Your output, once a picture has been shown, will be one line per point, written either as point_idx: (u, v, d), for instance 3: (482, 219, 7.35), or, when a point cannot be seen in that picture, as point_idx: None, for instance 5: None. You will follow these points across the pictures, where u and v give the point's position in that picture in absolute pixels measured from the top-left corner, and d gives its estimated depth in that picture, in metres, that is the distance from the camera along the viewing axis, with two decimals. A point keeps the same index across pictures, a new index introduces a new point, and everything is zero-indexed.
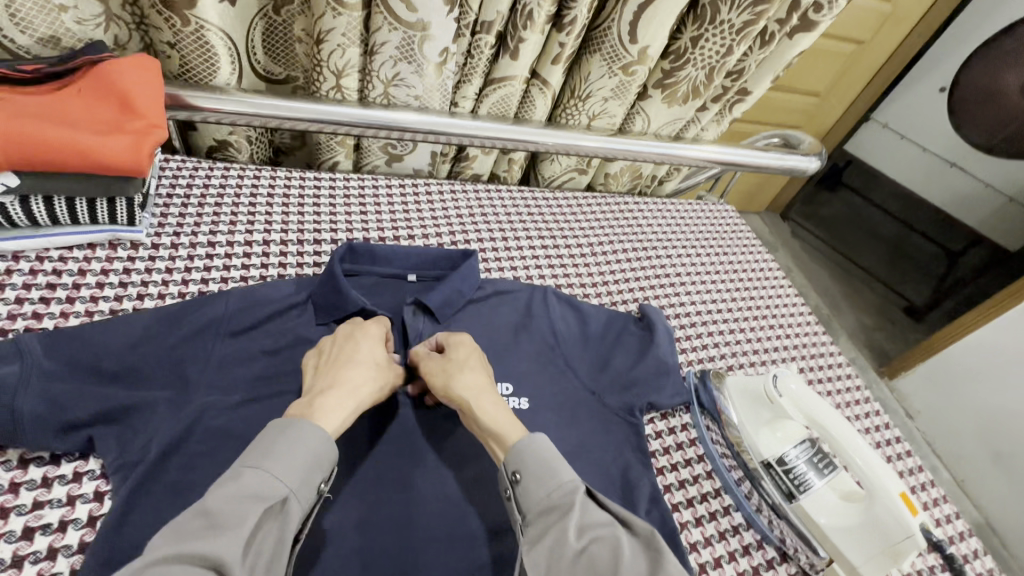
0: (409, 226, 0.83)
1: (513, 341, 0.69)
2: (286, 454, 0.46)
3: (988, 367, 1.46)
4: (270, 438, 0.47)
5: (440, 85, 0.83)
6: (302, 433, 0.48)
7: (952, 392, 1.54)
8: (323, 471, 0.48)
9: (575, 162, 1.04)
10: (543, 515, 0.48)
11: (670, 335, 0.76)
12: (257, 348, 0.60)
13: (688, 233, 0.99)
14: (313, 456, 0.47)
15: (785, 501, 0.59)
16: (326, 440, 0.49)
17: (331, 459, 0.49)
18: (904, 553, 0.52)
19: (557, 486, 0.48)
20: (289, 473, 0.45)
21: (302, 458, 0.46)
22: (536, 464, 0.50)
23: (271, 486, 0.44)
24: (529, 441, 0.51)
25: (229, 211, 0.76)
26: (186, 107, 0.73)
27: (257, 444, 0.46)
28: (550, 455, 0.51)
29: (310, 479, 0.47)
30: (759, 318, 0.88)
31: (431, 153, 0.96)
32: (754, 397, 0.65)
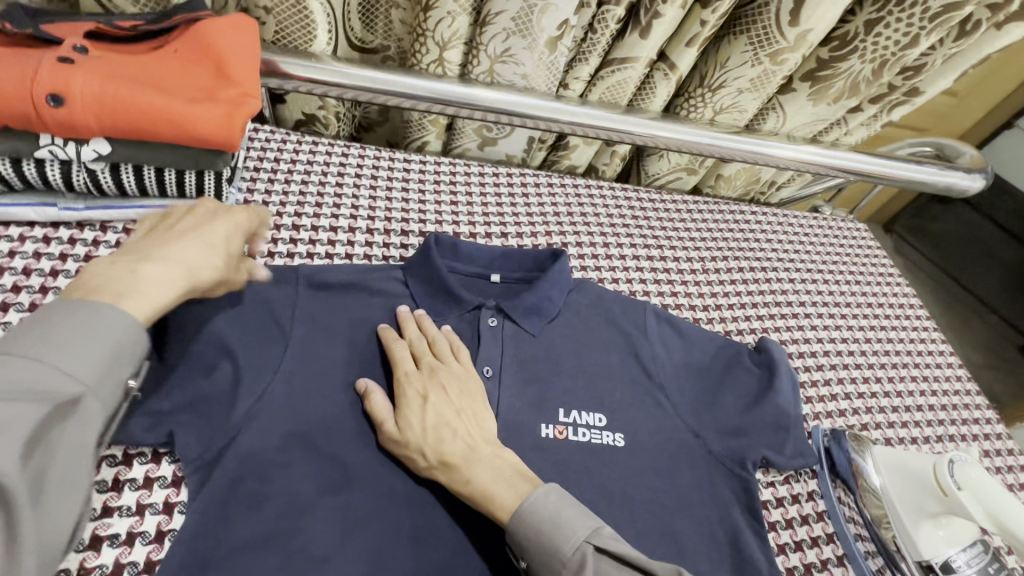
0: (501, 221, 0.75)
1: (609, 369, 0.61)
2: (79, 346, 0.37)
3: None
4: (43, 326, 0.36)
5: (552, 62, 0.73)
6: (94, 317, 0.38)
7: None
8: (132, 364, 0.40)
9: (685, 160, 0.91)
10: None
11: (793, 377, 0.64)
12: (337, 352, 0.55)
13: (813, 252, 0.85)
14: (114, 341, 0.38)
15: None
16: (134, 325, 0.39)
17: (141, 346, 0.40)
18: None
19: (563, 562, 0.43)
20: (81, 367, 0.36)
21: (99, 349, 0.37)
22: (541, 535, 0.44)
23: (55, 384, 0.35)
24: (527, 504, 0.46)
25: (314, 190, 0.70)
26: (282, 75, 0.68)
27: (28, 334, 0.36)
28: (556, 513, 0.45)
29: (113, 375, 0.38)
30: (897, 365, 0.74)
31: (527, 138, 0.87)
32: (914, 481, 0.52)
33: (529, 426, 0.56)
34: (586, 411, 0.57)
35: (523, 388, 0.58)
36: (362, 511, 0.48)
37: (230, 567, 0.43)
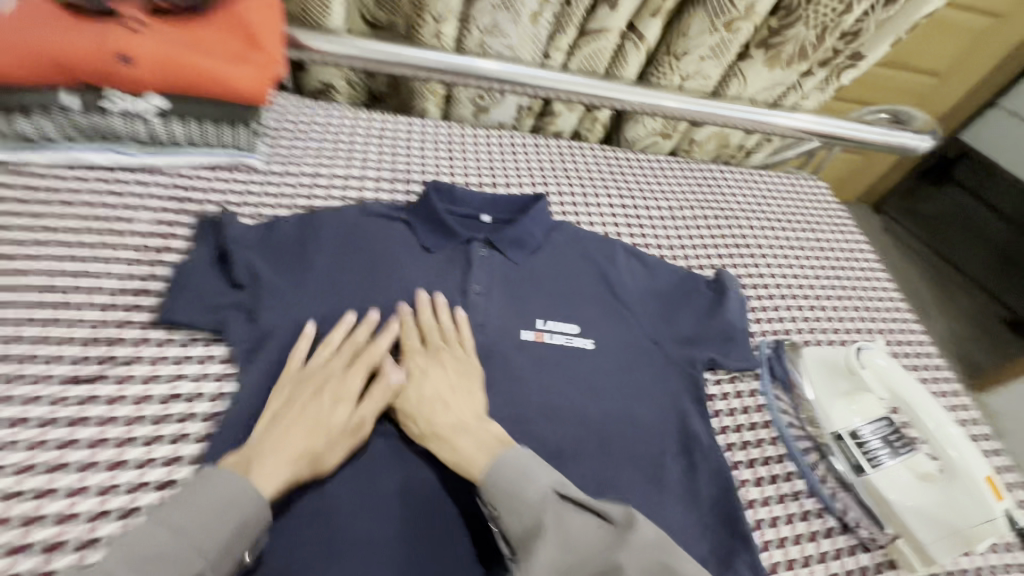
0: (492, 174, 0.86)
1: (581, 289, 0.71)
2: (212, 512, 0.45)
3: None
4: (211, 491, 0.46)
5: (535, 35, 0.84)
6: (238, 506, 0.46)
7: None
8: (245, 541, 0.46)
9: (659, 125, 1.01)
10: (527, 542, 0.46)
11: (743, 300, 0.74)
12: (351, 269, 0.66)
13: (772, 206, 0.95)
14: (235, 525, 0.45)
15: (853, 474, 0.59)
16: (255, 514, 0.46)
17: (255, 529, 0.46)
18: (980, 538, 0.51)
19: (527, 505, 0.48)
20: (210, 546, 0.44)
21: (226, 529, 0.45)
22: (509, 484, 0.50)
23: (187, 557, 0.43)
24: (496, 461, 0.51)
25: (329, 146, 0.81)
26: (300, 48, 0.79)
27: (206, 500, 0.45)
28: (523, 468, 0.51)
29: (228, 551, 0.45)
30: (842, 297, 0.84)
31: (517, 107, 0.98)
32: (833, 369, 0.64)
33: (510, 331, 0.66)
34: (561, 322, 0.68)
35: (505, 302, 0.68)
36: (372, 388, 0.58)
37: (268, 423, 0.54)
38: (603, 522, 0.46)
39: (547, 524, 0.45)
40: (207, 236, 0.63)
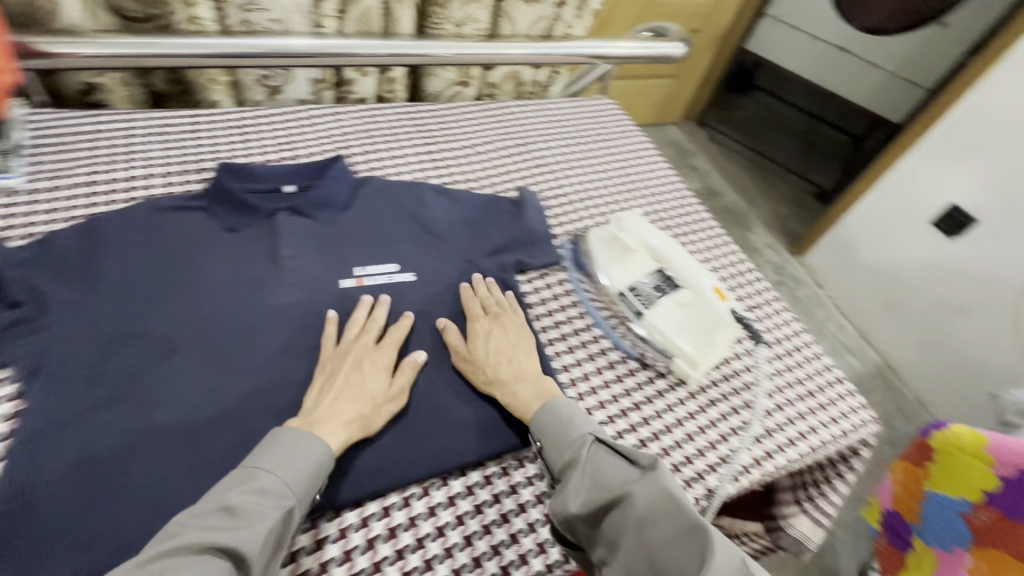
0: (292, 147, 0.87)
1: (394, 231, 0.77)
2: (293, 457, 0.51)
3: (856, 237, 2.00)
4: (281, 444, 0.52)
5: (298, 4, 0.85)
6: (309, 446, 0.52)
7: (847, 261, 2.06)
8: (322, 478, 0.53)
9: (454, 75, 1.09)
10: (565, 472, 0.55)
11: (541, 208, 0.85)
12: (149, 262, 0.65)
13: (565, 128, 1.08)
14: (314, 463, 0.52)
15: (637, 318, 0.70)
16: (325, 453, 0.53)
17: (328, 467, 0.53)
18: (720, 331, 0.68)
19: (569, 443, 0.56)
20: (296, 479, 0.50)
21: (308, 465, 0.51)
22: (552, 427, 0.58)
23: (283, 489, 0.49)
24: (547, 409, 0.59)
25: (104, 151, 0.77)
26: (38, 55, 0.72)
27: (275, 452, 0.51)
28: (569, 414, 0.59)
29: (310, 486, 0.51)
30: (631, 189, 0.98)
31: (309, 81, 0.99)
32: (608, 238, 0.76)
33: (329, 282, 0.70)
34: (379, 264, 0.73)
35: (322, 259, 0.72)
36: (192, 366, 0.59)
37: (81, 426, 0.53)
38: (638, 464, 0.53)
39: (585, 460, 0.54)
40: None
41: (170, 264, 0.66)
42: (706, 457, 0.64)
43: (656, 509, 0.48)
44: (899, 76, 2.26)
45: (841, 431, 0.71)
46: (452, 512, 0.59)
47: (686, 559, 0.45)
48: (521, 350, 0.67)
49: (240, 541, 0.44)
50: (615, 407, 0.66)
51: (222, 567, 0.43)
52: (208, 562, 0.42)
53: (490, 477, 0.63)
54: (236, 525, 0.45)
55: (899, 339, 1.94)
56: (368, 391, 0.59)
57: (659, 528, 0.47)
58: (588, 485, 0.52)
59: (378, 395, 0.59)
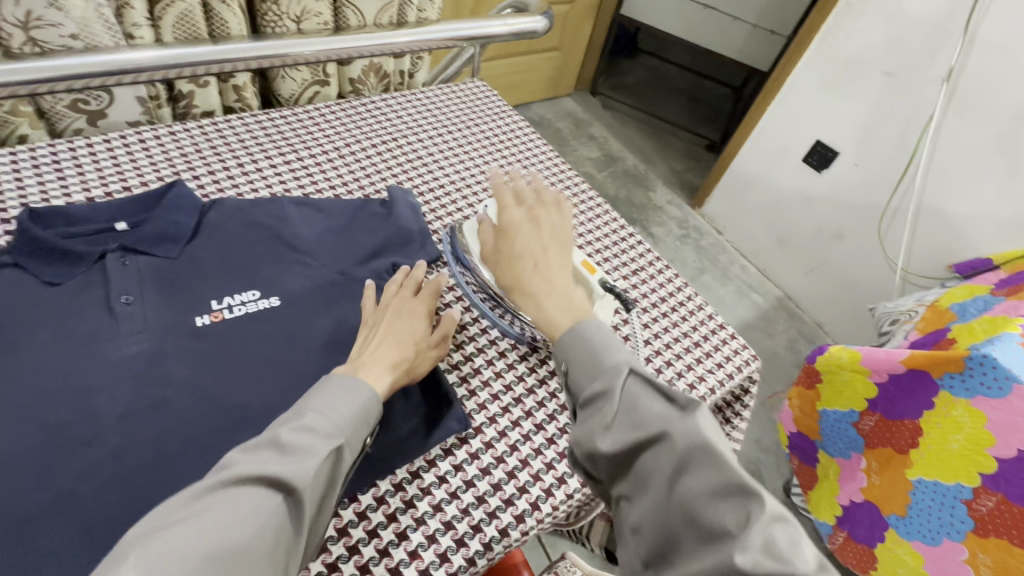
0: (122, 178, 0.77)
1: (252, 254, 0.71)
2: (345, 400, 0.53)
3: (743, 182, 2.13)
4: (335, 385, 0.54)
5: (95, 14, 0.75)
6: (358, 389, 0.54)
7: (741, 205, 2.18)
8: (367, 425, 0.54)
9: (308, 74, 1.02)
10: (589, 403, 0.48)
11: (415, 206, 0.82)
12: None
13: (436, 116, 1.04)
14: (362, 405, 0.53)
15: (518, 305, 0.71)
16: (371, 397, 0.55)
17: (377, 410, 0.55)
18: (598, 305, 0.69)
19: (601, 370, 0.48)
20: (345, 423, 0.51)
21: (357, 405, 0.53)
22: (585, 347, 0.50)
23: (335, 431, 0.50)
24: (576, 331, 0.52)
25: None
26: None
27: (332, 395, 0.53)
28: (603, 340, 0.51)
29: (359, 430, 0.52)
30: (509, 171, 0.98)
31: (137, 99, 0.88)
32: (476, 229, 0.74)
33: (181, 322, 0.63)
34: (239, 292, 0.67)
35: (169, 298, 0.65)
36: (19, 448, 0.52)
37: None
38: (676, 404, 0.45)
39: (617, 388, 0.46)
40: None
41: None
42: None
43: (703, 457, 0.41)
44: (760, 27, 2.43)
45: (724, 377, 0.75)
46: (363, 527, 0.56)
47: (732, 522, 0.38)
48: (553, 252, 0.59)
49: (297, 474, 0.44)
50: (508, 398, 0.70)
51: (274, 503, 0.43)
52: (258, 498, 0.42)
53: (400, 484, 0.60)
54: (286, 460, 0.45)
55: (792, 270, 2.10)
56: (408, 334, 0.64)
57: (706, 479, 0.40)
58: (628, 418, 0.45)
59: (415, 338, 0.64)
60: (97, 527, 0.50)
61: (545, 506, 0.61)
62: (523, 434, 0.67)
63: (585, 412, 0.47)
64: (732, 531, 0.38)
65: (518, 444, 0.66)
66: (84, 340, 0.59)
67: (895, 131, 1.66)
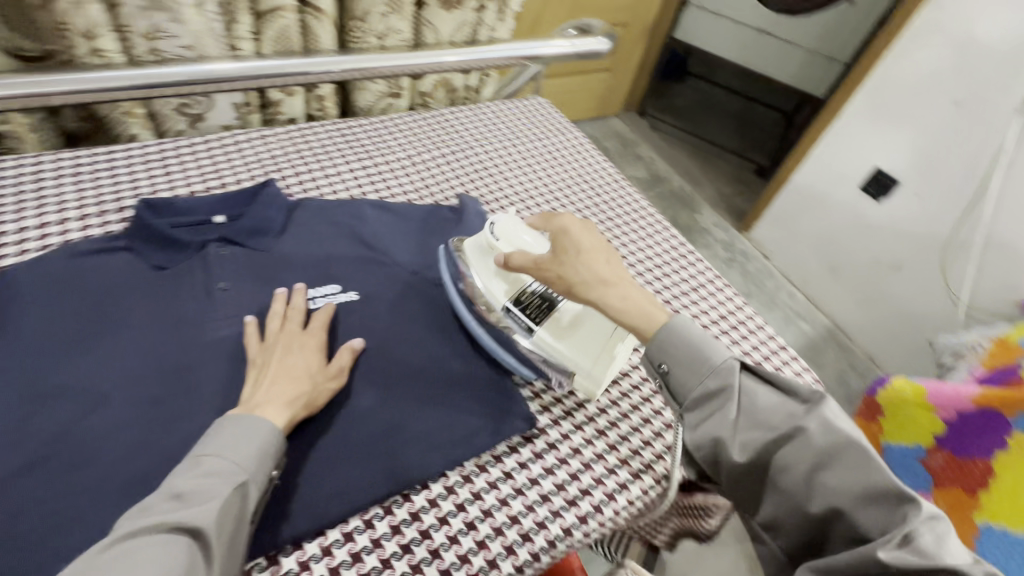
0: (219, 176, 0.84)
1: (334, 251, 0.76)
2: (240, 441, 0.52)
3: (795, 207, 2.09)
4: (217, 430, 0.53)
5: (208, 28, 0.82)
6: (245, 429, 0.53)
7: (791, 230, 2.14)
8: (273, 460, 0.54)
9: (384, 87, 1.08)
10: (701, 402, 0.58)
11: (483, 215, 0.85)
12: (72, 313, 0.62)
13: (502, 130, 1.08)
14: (259, 444, 0.53)
15: (525, 334, 0.67)
16: (274, 433, 0.54)
17: (280, 446, 0.54)
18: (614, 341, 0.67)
19: (713, 368, 0.58)
20: (244, 461, 0.51)
21: (252, 445, 0.52)
22: (687, 347, 0.59)
23: (232, 471, 0.50)
24: (673, 328, 0.60)
25: (13, 199, 0.73)
26: None
27: (220, 438, 0.52)
28: (696, 337, 0.59)
29: (262, 466, 0.52)
30: (572, 184, 1.01)
31: (233, 105, 0.96)
32: (483, 249, 0.72)
33: (271, 310, 0.68)
34: (322, 286, 0.72)
35: (260, 286, 0.70)
36: (131, 414, 0.57)
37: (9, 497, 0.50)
38: (796, 401, 0.55)
39: (736, 390, 0.56)
40: None
41: (97, 311, 0.63)
42: (660, 438, 0.72)
43: (838, 452, 0.50)
44: (818, 53, 2.40)
45: None
46: (434, 513, 0.59)
47: (873, 505, 0.47)
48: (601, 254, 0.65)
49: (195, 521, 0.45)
50: (572, 401, 0.73)
51: (184, 547, 0.44)
52: (165, 542, 0.44)
53: (469, 476, 0.63)
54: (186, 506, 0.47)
55: (843, 300, 2.04)
56: (300, 370, 0.61)
57: (841, 471, 0.49)
58: (758, 421, 0.55)
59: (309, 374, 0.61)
60: None
61: (608, 510, 0.64)
62: (586, 438, 0.70)
63: (711, 413, 0.57)
64: (881, 523, 0.47)
65: (580, 448, 0.68)
66: (186, 320, 0.65)
67: (961, 162, 1.62)
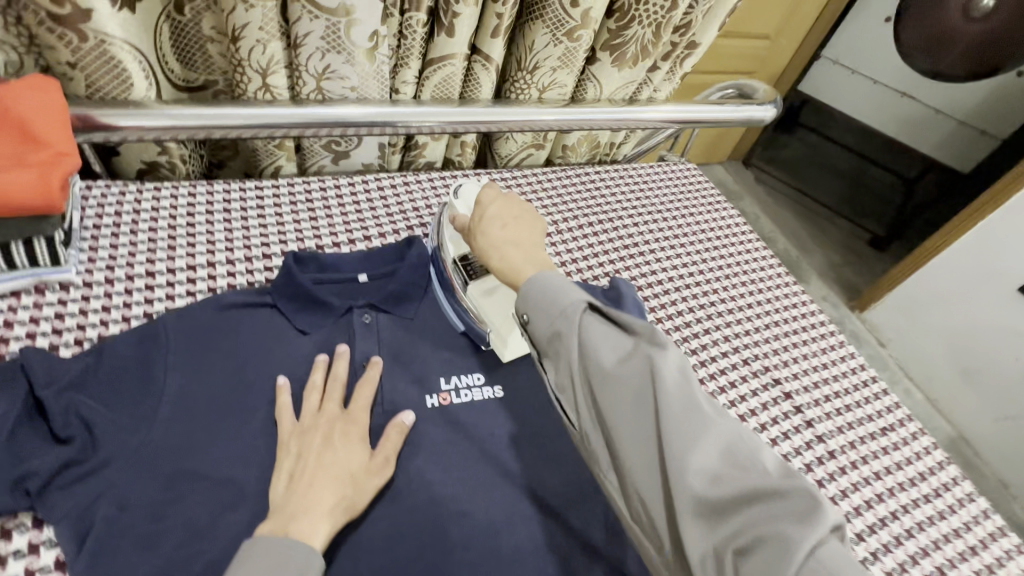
0: (364, 227, 0.79)
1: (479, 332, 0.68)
2: (274, 569, 0.43)
3: (928, 294, 1.84)
4: (241, 557, 0.43)
5: (377, 71, 0.78)
6: (278, 550, 0.44)
7: (919, 319, 1.89)
8: None
9: (529, 138, 1.01)
10: (553, 342, 0.49)
11: (640, 306, 0.76)
12: (214, 381, 0.57)
13: (650, 199, 1.00)
14: (300, 568, 0.43)
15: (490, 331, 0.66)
16: (311, 551, 0.45)
17: (319, 566, 0.45)
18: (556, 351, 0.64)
19: (560, 310, 0.49)
20: None
21: (290, 574, 0.43)
22: (544, 294, 0.50)
23: None
24: (537, 281, 0.52)
25: (165, 234, 0.70)
26: (100, 128, 0.66)
27: (241, 570, 0.42)
28: (558, 284, 0.51)
29: None
30: (727, 275, 0.92)
31: (378, 146, 0.91)
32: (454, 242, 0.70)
33: (414, 400, 0.61)
34: (467, 374, 0.64)
35: (404, 368, 0.63)
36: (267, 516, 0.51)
37: None
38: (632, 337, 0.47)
39: (574, 329, 0.47)
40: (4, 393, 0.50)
41: (240, 381, 0.58)
42: None
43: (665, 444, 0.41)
44: (970, 125, 2.15)
45: None
46: None
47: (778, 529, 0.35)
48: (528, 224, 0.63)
49: None
50: None
51: None
52: None
53: None
54: None
55: (976, 410, 1.78)
56: (348, 469, 0.52)
57: (724, 482, 0.38)
58: (638, 404, 0.43)
59: None
60: None
61: None
62: None
63: (572, 387, 0.47)
64: (779, 512, 0.36)
65: None
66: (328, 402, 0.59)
67: None
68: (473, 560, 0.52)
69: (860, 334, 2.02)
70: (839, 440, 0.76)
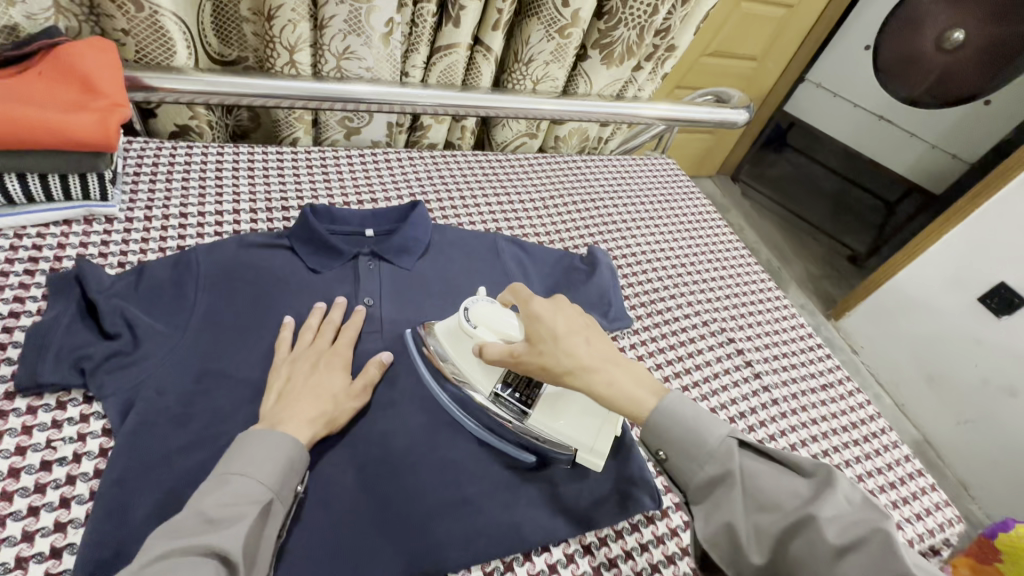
0: (371, 191, 0.88)
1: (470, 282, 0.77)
2: (264, 458, 0.50)
3: (895, 301, 1.95)
4: (235, 447, 0.51)
5: (390, 54, 0.88)
6: (268, 443, 0.51)
7: (888, 326, 1.99)
8: (299, 475, 0.52)
9: (523, 127, 1.11)
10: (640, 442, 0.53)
11: (614, 270, 0.85)
12: (236, 302, 0.65)
13: (630, 185, 1.10)
14: (287, 460, 0.51)
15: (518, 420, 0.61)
16: (296, 447, 0.52)
17: (303, 462, 0.53)
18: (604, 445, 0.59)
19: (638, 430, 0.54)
20: (269, 477, 0.50)
21: (279, 461, 0.51)
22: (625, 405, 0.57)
23: (257, 490, 0.48)
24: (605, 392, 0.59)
25: (196, 184, 0.80)
26: (145, 88, 0.76)
27: (236, 457, 0.50)
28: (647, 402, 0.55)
29: (288, 482, 0.51)
30: (695, 253, 1.01)
31: (387, 124, 1.01)
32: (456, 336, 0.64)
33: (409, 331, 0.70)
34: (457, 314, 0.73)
35: (402, 306, 0.72)
36: None
37: (166, 468, 0.53)
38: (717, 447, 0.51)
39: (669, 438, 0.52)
40: (63, 295, 0.60)
41: (260, 304, 0.67)
42: None
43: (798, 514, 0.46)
44: (940, 148, 2.20)
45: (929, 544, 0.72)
46: None
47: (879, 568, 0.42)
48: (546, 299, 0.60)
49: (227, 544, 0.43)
50: None
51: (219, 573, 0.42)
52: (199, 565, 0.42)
53: (589, 548, 0.61)
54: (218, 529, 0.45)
55: (938, 414, 1.87)
56: (329, 391, 0.59)
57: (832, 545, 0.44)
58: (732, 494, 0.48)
59: None
60: (330, 501, 0.56)
61: None
62: None
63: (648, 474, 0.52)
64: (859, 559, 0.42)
65: None
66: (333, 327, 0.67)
67: None
68: (452, 458, 0.61)
69: (834, 339, 2.11)
70: (789, 393, 0.84)
